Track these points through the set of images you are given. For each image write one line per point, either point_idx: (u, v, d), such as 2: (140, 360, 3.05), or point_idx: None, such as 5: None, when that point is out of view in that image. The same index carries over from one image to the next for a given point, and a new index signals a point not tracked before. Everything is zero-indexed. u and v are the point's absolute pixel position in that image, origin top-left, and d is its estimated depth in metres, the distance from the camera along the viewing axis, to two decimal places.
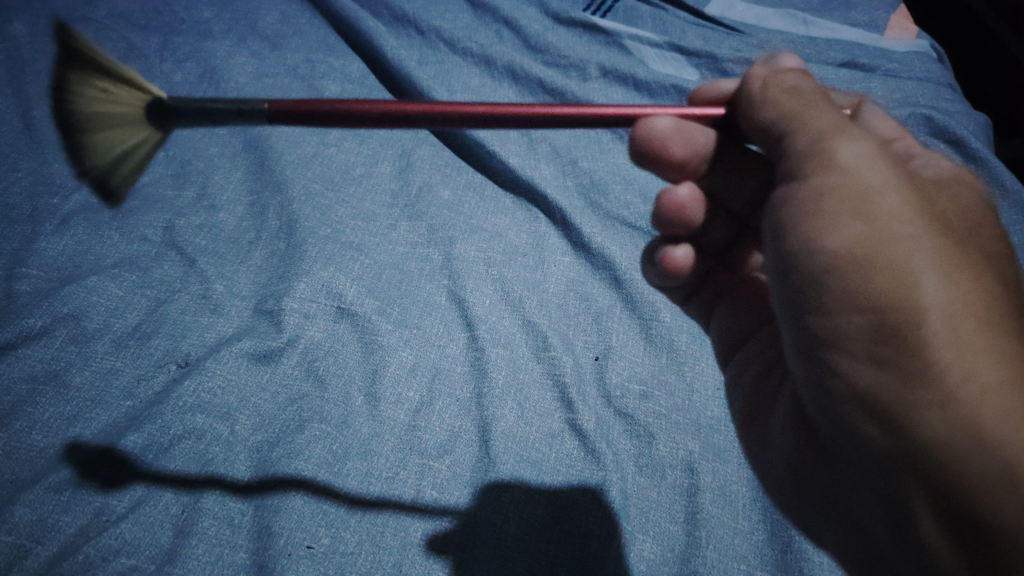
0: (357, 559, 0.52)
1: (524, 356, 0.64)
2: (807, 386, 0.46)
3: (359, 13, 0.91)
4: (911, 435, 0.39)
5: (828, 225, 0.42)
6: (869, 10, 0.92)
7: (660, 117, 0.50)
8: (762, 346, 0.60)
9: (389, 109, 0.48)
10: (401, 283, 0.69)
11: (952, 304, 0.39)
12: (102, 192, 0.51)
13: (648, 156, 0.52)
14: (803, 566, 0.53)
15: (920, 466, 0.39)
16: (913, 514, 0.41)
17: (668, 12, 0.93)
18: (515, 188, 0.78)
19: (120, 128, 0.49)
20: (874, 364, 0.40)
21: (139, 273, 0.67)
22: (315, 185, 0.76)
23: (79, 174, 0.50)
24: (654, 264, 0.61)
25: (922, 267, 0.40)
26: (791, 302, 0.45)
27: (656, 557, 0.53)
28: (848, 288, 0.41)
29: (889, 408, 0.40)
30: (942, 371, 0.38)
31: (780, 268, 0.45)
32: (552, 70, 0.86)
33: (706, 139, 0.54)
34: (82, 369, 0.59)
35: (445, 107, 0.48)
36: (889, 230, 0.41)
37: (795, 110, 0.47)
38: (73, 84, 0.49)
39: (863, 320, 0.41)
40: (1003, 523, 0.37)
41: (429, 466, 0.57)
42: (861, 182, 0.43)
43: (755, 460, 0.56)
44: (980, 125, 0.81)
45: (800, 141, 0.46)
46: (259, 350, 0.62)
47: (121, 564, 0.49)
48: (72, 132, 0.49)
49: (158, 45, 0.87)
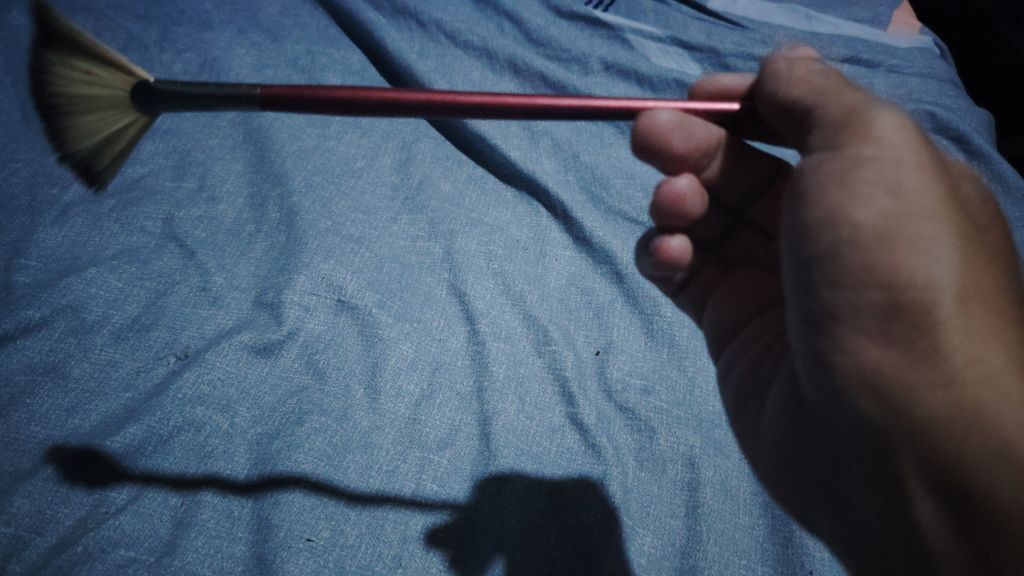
0: (356, 553, 0.52)
1: (525, 350, 0.64)
2: (806, 361, 0.45)
3: (360, 6, 0.90)
4: (914, 416, 0.40)
5: (851, 196, 0.41)
6: (872, 6, 0.92)
7: (662, 110, 0.49)
8: (759, 333, 0.59)
9: (387, 97, 0.48)
10: (402, 276, 0.69)
11: (964, 287, 0.39)
12: (86, 175, 0.52)
13: (649, 150, 0.50)
14: (805, 562, 0.53)
15: (919, 445, 0.40)
16: (907, 494, 0.41)
17: (670, 6, 0.92)
18: (516, 181, 0.78)
19: (105, 112, 0.51)
20: (883, 343, 0.40)
21: (138, 264, 0.66)
22: (315, 178, 0.75)
23: (62, 158, 0.51)
24: (648, 253, 0.57)
25: (941, 246, 0.39)
26: (801, 273, 0.43)
27: (656, 551, 0.53)
28: (866, 262, 0.40)
29: (895, 389, 0.40)
30: (950, 355, 0.39)
31: (795, 238, 0.44)
32: (554, 63, 0.85)
33: (706, 132, 0.52)
34: (81, 360, 0.59)
35: (449, 98, 0.48)
36: (912, 206, 0.40)
37: (824, 88, 0.46)
38: (54, 66, 0.50)
39: (878, 295, 0.39)
40: (996, 500, 0.38)
41: (429, 460, 0.57)
42: (889, 157, 0.41)
43: (750, 449, 0.56)
44: (983, 121, 0.80)
45: (831, 114, 0.44)
46: (259, 343, 0.61)
47: (120, 556, 0.49)
48: (53, 115, 0.50)
49: (158, 36, 0.87)
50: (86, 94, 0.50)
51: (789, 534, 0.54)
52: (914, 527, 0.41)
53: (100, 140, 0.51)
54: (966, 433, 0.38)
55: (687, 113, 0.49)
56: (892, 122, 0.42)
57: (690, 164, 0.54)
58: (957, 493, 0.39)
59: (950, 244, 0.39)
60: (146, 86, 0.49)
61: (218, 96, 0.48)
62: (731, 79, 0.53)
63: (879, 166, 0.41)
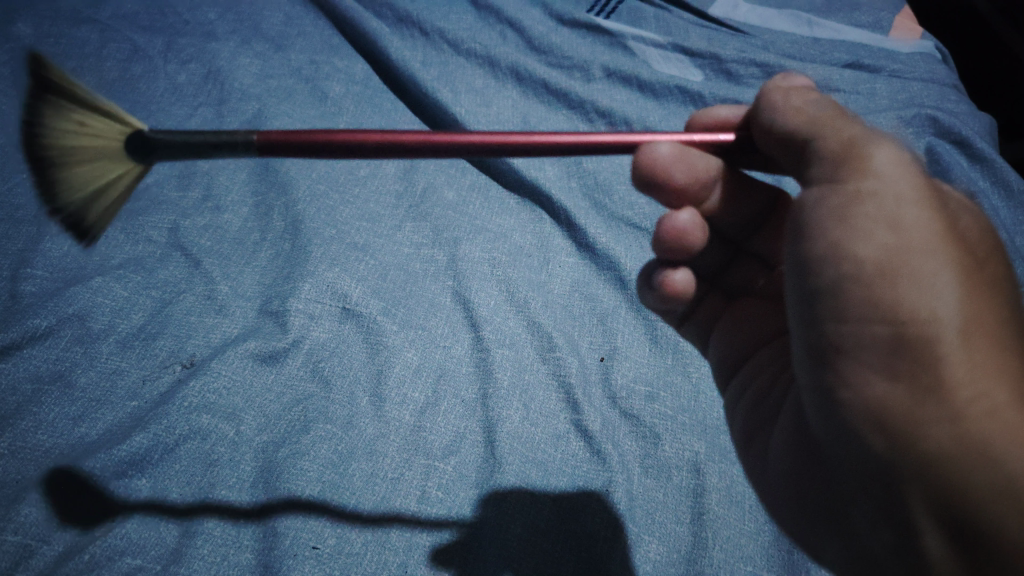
0: (362, 560, 0.52)
1: (529, 357, 0.64)
2: (810, 396, 0.44)
3: (363, 14, 0.91)
4: (919, 451, 0.39)
5: (853, 231, 0.40)
6: (874, 10, 0.92)
7: (661, 143, 0.49)
8: (773, 357, 0.57)
9: (388, 142, 0.48)
10: (406, 284, 0.69)
11: (967, 321, 0.38)
12: (75, 230, 0.52)
13: (651, 183, 0.50)
14: (810, 567, 0.53)
15: (925, 480, 0.39)
16: (914, 527, 0.41)
17: (672, 13, 0.93)
18: (519, 188, 0.78)
19: (94, 163, 0.51)
20: (889, 378, 0.39)
21: (144, 273, 0.67)
22: (320, 186, 0.76)
23: (52, 212, 0.51)
24: (653, 288, 0.58)
25: (943, 278, 0.39)
26: (805, 307, 0.43)
27: (662, 557, 0.53)
28: (869, 296, 0.39)
29: (902, 423, 0.39)
30: (956, 390, 0.38)
31: (797, 270, 0.43)
32: (556, 71, 0.86)
33: (708, 165, 0.52)
34: (88, 369, 0.59)
35: (447, 139, 0.48)
36: (914, 240, 0.39)
37: (819, 118, 0.46)
38: (48, 119, 0.51)
39: (881, 330, 0.39)
40: (1004, 532, 0.38)
41: (434, 467, 0.57)
42: (889, 191, 0.41)
43: (755, 478, 0.54)
44: (985, 125, 0.81)
45: (829, 147, 0.44)
46: (264, 351, 0.62)
47: (127, 564, 0.50)
48: (44, 168, 0.50)
49: (163, 47, 0.87)
50: (76, 147, 0.51)
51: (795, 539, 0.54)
52: (925, 561, 0.41)
53: (90, 194, 0.52)
54: (971, 465, 0.38)
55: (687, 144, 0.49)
56: (889, 156, 0.42)
57: (691, 198, 0.53)
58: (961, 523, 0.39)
59: (952, 278, 0.39)
60: (139, 137, 0.50)
61: (217, 144, 0.48)
62: (727, 112, 0.54)
63: (880, 201, 0.41)
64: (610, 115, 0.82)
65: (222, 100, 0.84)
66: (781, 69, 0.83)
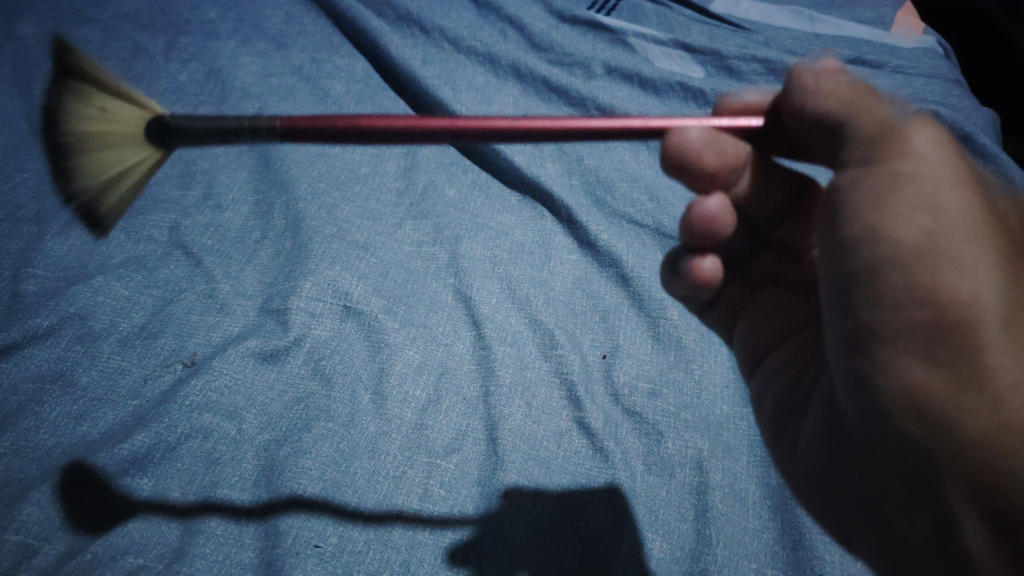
0: (365, 559, 0.52)
1: (530, 354, 0.64)
2: (845, 379, 0.45)
3: (363, 12, 0.91)
4: (958, 433, 0.40)
5: (892, 216, 0.40)
6: (875, 7, 0.92)
7: (692, 127, 0.48)
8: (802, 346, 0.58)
9: (412, 126, 0.48)
10: (407, 282, 0.69)
11: (1008, 307, 0.39)
12: (89, 219, 0.55)
13: (680, 168, 0.50)
14: (815, 565, 0.52)
15: (964, 465, 0.41)
16: (951, 512, 0.42)
17: (673, 10, 0.92)
18: (520, 185, 0.77)
19: (111, 150, 0.54)
20: (925, 362, 0.40)
21: (145, 272, 0.67)
22: (321, 184, 0.76)
23: (67, 200, 0.54)
24: (677, 275, 0.57)
25: (984, 265, 0.39)
26: (840, 293, 0.43)
27: (666, 555, 0.53)
28: (910, 282, 0.39)
29: (937, 407, 0.41)
30: (994, 374, 0.39)
31: (830, 253, 0.43)
32: (557, 68, 0.85)
33: (738, 149, 0.51)
34: (89, 369, 0.59)
35: (471, 124, 0.48)
36: (955, 224, 0.39)
37: (854, 97, 0.44)
38: (68, 108, 0.54)
39: (921, 316, 0.39)
40: None
41: (436, 465, 0.57)
42: (929, 173, 0.40)
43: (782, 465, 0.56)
44: (989, 120, 0.80)
45: (864, 126, 0.42)
46: (265, 349, 0.62)
47: (129, 563, 0.49)
48: (61, 157, 0.54)
49: (164, 46, 0.87)
50: (93, 134, 0.54)
51: (799, 537, 0.54)
52: (957, 543, 0.43)
53: (102, 183, 0.54)
54: (1013, 449, 0.39)
55: (718, 130, 0.48)
56: (928, 136, 0.41)
57: (722, 182, 0.52)
58: (996, 509, 0.40)
59: (993, 263, 0.39)
60: (160, 124, 0.53)
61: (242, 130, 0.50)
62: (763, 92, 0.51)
63: (919, 185, 0.40)
64: (612, 112, 0.81)
65: (222, 98, 0.83)
66: (783, 66, 0.82)
